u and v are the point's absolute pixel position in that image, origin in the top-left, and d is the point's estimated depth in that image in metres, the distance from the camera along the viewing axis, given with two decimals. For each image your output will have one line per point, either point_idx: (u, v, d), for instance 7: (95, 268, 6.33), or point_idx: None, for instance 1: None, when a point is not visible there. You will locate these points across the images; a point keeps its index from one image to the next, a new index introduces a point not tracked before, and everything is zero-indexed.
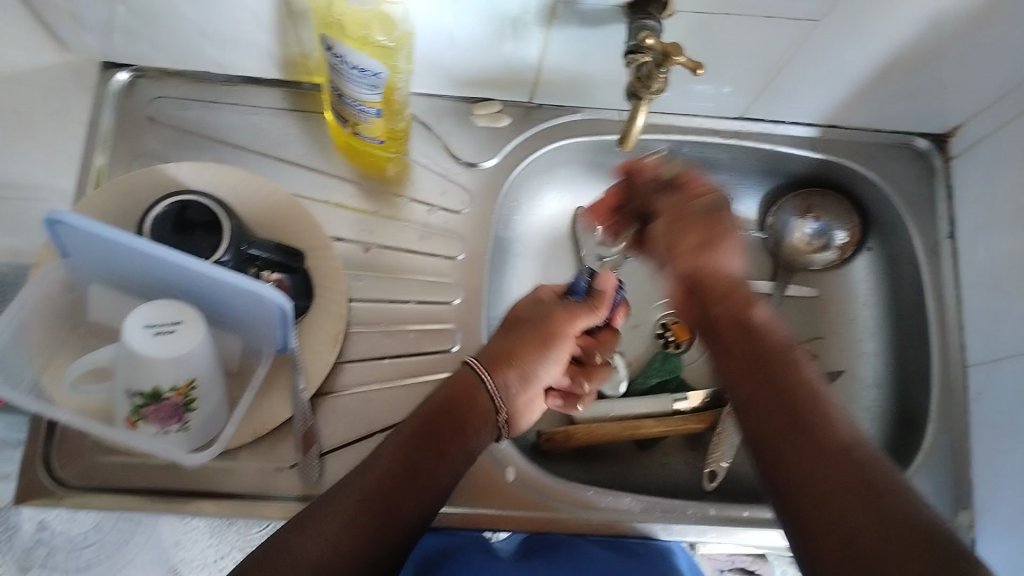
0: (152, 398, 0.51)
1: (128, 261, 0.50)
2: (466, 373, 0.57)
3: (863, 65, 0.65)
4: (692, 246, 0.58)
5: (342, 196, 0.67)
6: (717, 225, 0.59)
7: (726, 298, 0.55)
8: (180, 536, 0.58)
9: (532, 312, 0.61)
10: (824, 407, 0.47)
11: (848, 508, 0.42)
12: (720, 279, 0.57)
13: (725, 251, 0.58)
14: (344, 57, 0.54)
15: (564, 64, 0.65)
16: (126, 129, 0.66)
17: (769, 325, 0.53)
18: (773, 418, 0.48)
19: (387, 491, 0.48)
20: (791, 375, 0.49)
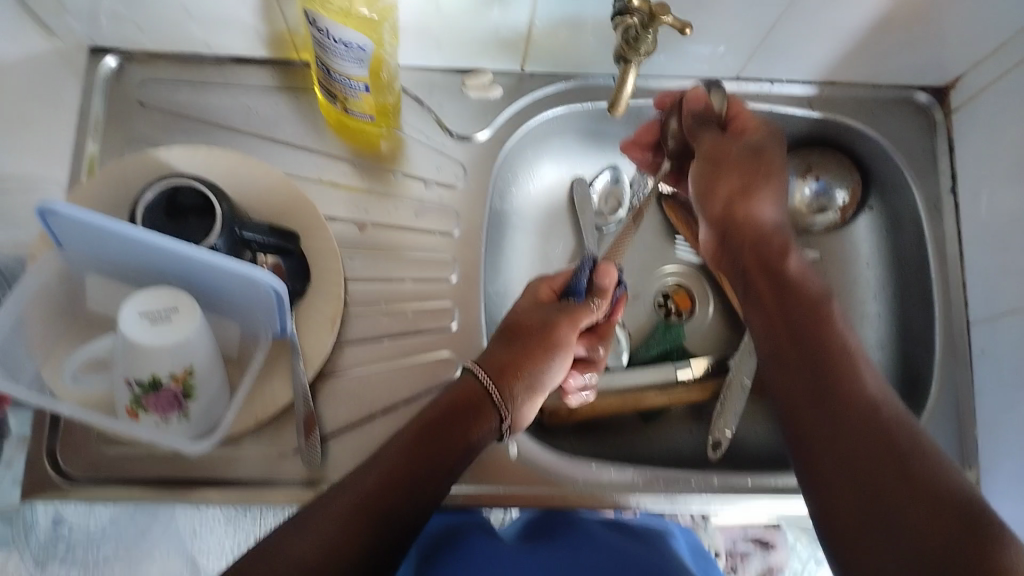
0: (150, 387, 0.49)
1: (119, 249, 0.50)
2: (474, 385, 0.55)
3: (861, 18, 0.64)
4: (728, 191, 0.62)
5: (336, 174, 0.66)
6: (763, 166, 0.62)
7: (755, 244, 0.61)
8: (196, 526, 0.63)
9: (536, 320, 0.59)
10: (855, 373, 0.52)
11: (873, 474, 0.46)
12: (757, 229, 0.61)
13: (762, 198, 0.61)
14: (327, 31, 0.52)
15: (556, 30, 0.63)
16: (116, 115, 0.65)
17: (803, 275, 0.59)
18: (802, 379, 0.53)
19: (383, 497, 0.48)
20: (823, 336, 0.54)
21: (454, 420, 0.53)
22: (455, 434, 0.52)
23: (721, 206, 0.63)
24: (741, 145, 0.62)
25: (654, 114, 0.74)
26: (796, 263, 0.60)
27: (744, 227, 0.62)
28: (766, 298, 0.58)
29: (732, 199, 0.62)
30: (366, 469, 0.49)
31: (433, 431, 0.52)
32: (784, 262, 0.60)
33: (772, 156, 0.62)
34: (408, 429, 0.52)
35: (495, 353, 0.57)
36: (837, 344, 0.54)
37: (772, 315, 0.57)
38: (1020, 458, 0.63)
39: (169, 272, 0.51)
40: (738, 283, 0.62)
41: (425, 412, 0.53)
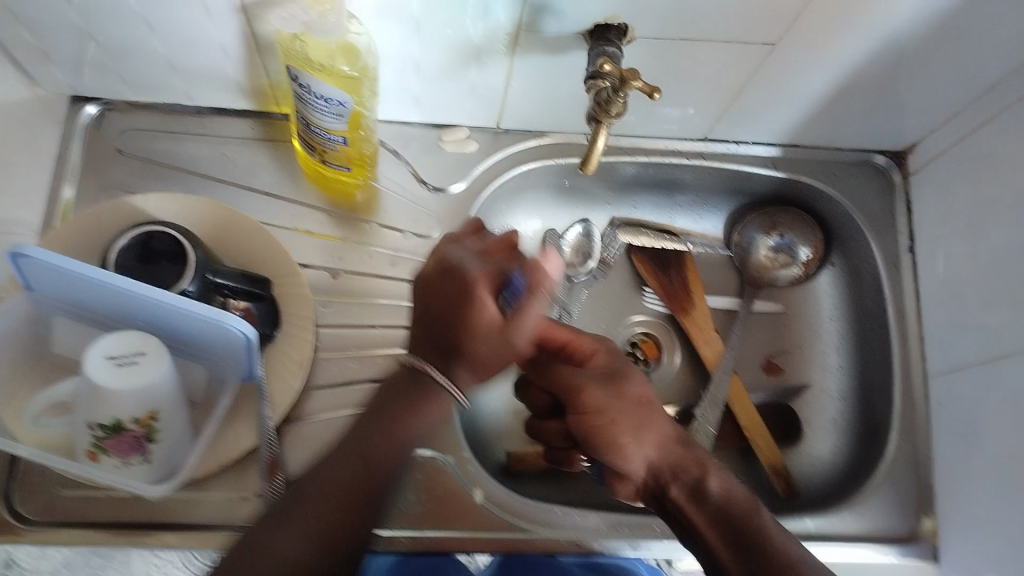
0: (113, 429, 0.50)
1: (93, 295, 0.51)
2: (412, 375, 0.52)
3: (820, 85, 0.67)
4: (617, 416, 0.56)
5: (311, 223, 0.67)
6: (636, 403, 0.57)
7: (660, 457, 0.56)
8: None
9: (442, 301, 0.51)
10: (788, 562, 0.50)
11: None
12: (643, 429, 0.56)
13: (628, 448, 0.56)
14: (309, 87, 0.53)
15: (529, 90, 0.66)
16: (95, 161, 0.66)
17: (728, 493, 0.54)
18: (704, 523, 0.53)
19: (342, 501, 0.48)
20: (755, 534, 0.52)
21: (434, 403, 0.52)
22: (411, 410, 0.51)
23: (609, 429, 0.56)
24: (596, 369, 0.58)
25: (624, 171, 0.76)
26: (719, 485, 0.55)
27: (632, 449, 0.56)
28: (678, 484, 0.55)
29: (612, 432, 0.56)
30: (304, 504, 0.48)
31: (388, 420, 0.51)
32: (708, 487, 0.55)
33: (628, 374, 0.58)
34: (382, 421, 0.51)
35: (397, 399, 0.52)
36: (720, 479, 0.56)
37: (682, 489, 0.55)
38: (970, 515, 0.65)
39: (139, 318, 0.52)
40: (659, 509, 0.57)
41: (351, 456, 0.50)
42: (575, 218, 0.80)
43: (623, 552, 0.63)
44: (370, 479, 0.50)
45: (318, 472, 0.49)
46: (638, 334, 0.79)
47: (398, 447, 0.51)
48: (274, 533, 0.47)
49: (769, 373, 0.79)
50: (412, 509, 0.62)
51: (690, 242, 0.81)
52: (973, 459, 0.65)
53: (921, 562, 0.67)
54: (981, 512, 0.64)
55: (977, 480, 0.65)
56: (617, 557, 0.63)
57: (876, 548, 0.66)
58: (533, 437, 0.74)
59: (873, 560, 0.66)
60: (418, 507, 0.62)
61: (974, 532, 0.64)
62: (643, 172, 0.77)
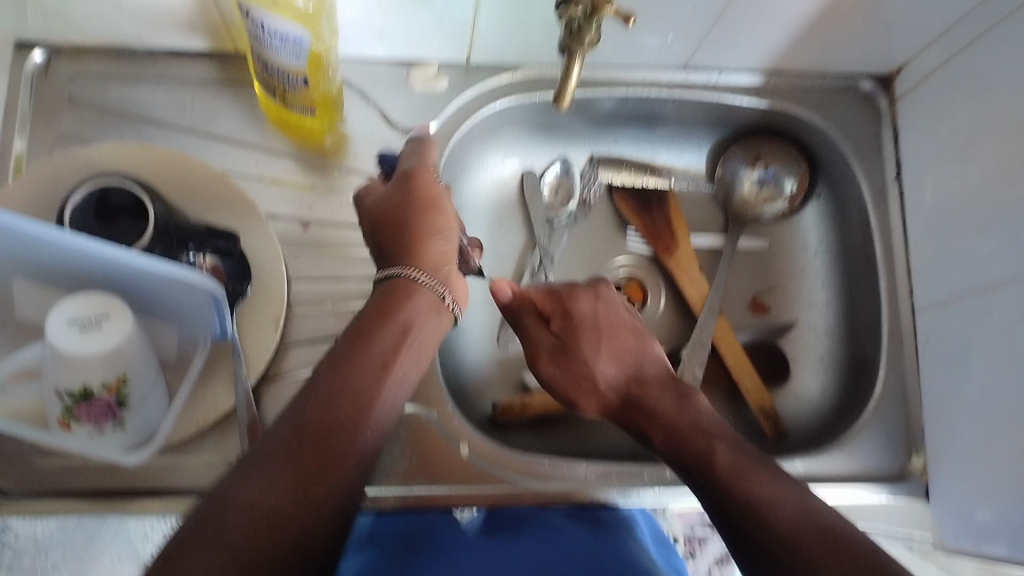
0: (82, 397, 0.47)
1: (43, 264, 0.47)
2: (400, 285, 0.52)
3: (807, 7, 0.63)
4: (576, 357, 0.60)
5: (278, 171, 0.64)
6: (581, 345, 0.60)
7: (616, 387, 0.58)
8: (146, 530, 0.62)
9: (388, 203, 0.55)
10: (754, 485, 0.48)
11: (797, 537, 0.45)
12: (602, 373, 0.59)
13: (583, 403, 0.60)
14: (262, 22, 0.50)
15: (502, 20, 0.62)
16: (42, 111, 0.62)
17: (682, 427, 0.54)
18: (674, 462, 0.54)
19: (323, 424, 0.44)
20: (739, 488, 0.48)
21: (412, 311, 0.52)
22: (393, 342, 0.50)
23: (576, 374, 0.60)
24: (554, 329, 0.61)
25: (603, 105, 0.73)
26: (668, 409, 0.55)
27: (585, 392, 0.59)
28: (642, 422, 0.56)
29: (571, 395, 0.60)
30: (283, 456, 0.42)
31: (373, 361, 0.48)
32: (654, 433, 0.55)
33: (580, 323, 0.60)
34: (368, 356, 0.48)
35: (372, 317, 0.50)
36: (700, 422, 0.54)
37: (649, 427, 0.56)
38: (960, 445, 0.64)
39: (98, 280, 0.49)
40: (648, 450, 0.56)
41: (309, 409, 0.45)
42: (552, 156, 0.77)
43: (615, 501, 0.63)
44: (351, 413, 0.45)
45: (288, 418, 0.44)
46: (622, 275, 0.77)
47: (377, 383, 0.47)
48: (248, 482, 0.41)
49: (755, 311, 0.78)
50: (400, 465, 0.61)
51: (672, 178, 0.78)
52: (964, 389, 0.65)
53: (909, 501, 0.67)
54: (970, 443, 0.63)
55: (967, 409, 0.64)
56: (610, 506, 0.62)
57: (867, 489, 0.66)
58: (519, 384, 0.73)
59: (864, 499, 0.66)
60: (406, 463, 0.61)
61: (965, 462, 0.64)
62: (623, 106, 0.74)
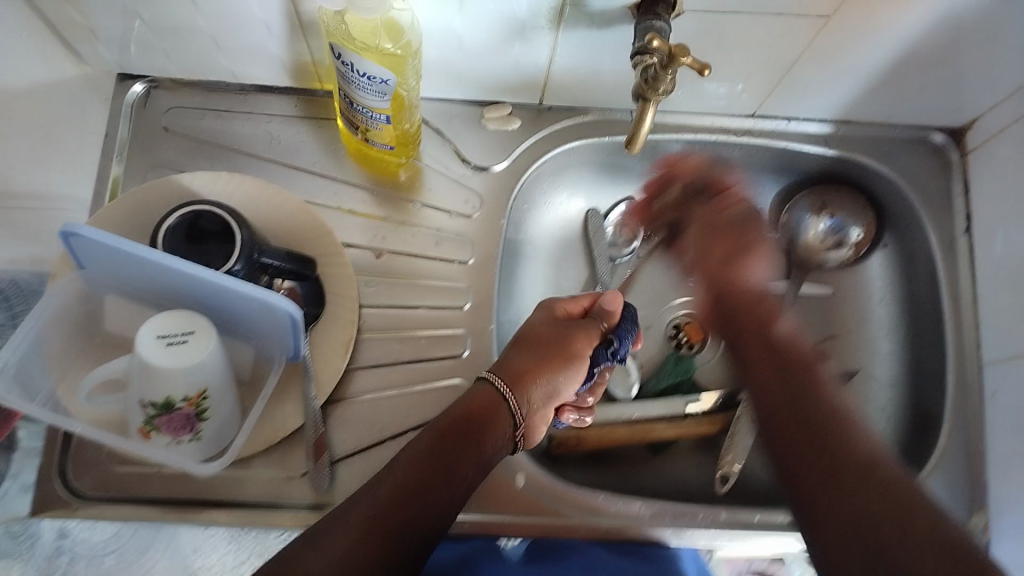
0: (164, 408, 0.50)
1: (144, 273, 0.52)
2: (487, 390, 0.57)
3: (876, 58, 0.63)
4: (720, 257, 0.67)
5: (354, 202, 0.67)
6: (745, 237, 0.68)
7: (748, 311, 0.63)
8: (200, 543, 0.58)
9: (553, 331, 0.62)
10: (848, 423, 0.51)
11: (870, 476, 0.47)
12: (747, 290, 0.65)
13: (747, 264, 0.66)
14: (351, 64, 0.52)
15: (574, 66, 0.63)
16: (140, 139, 0.66)
17: (791, 339, 0.60)
18: (783, 432, 0.53)
19: (404, 501, 0.48)
20: (811, 385, 0.54)
21: (493, 425, 0.55)
22: (478, 437, 0.54)
23: (719, 264, 0.67)
24: (727, 214, 0.69)
25: (670, 149, 0.75)
26: (785, 328, 0.61)
27: (714, 270, 0.67)
28: (766, 368, 0.58)
29: (707, 255, 0.68)
30: (352, 525, 0.46)
31: (471, 438, 0.54)
32: (773, 328, 0.61)
33: (756, 224, 0.69)
34: (461, 433, 0.53)
35: (461, 408, 0.56)
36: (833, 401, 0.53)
37: (773, 384, 0.56)
38: None
39: (189, 295, 0.53)
40: (758, 400, 0.57)
41: (415, 446, 0.52)
42: (618, 197, 0.79)
43: (668, 541, 0.63)
44: (444, 466, 0.51)
45: (381, 475, 0.50)
46: (682, 317, 0.78)
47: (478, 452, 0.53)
48: (319, 546, 0.45)
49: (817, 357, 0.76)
50: None
51: None
52: None
53: None
54: None
55: None
56: (662, 545, 0.62)
57: None
58: None
59: None
60: None
61: None
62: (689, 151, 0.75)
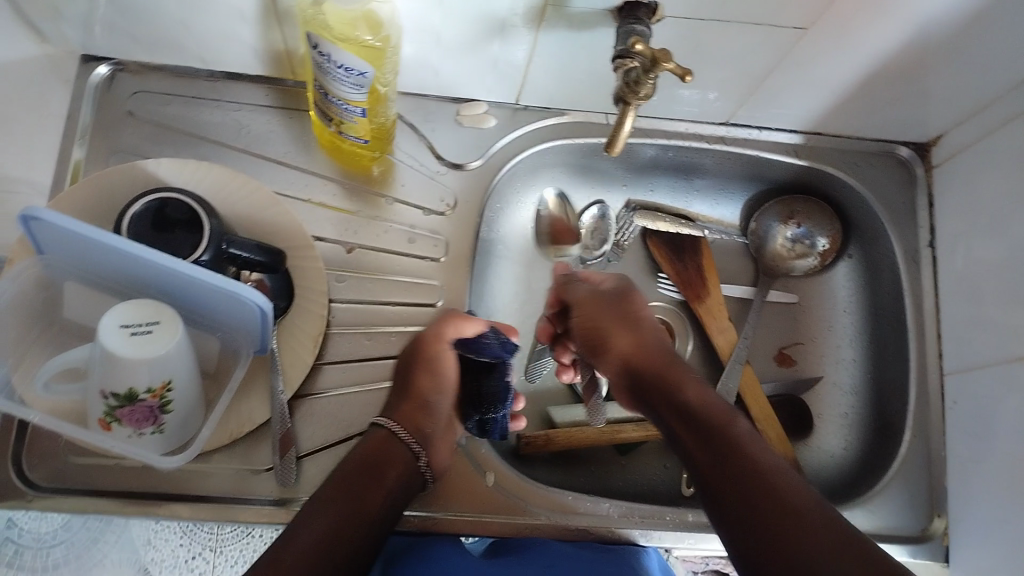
0: (127, 399, 0.49)
1: (109, 261, 0.51)
2: (382, 435, 0.57)
3: (850, 73, 0.64)
4: (615, 337, 0.64)
5: (325, 195, 0.66)
6: (632, 309, 0.65)
7: (661, 384, 0.60)
8: (152, 537, 0.62)
9: (426, 359, 0.61)
10: (774, 472, 0.51)
11: (814, 531, 0.47)
12: (654, 359, 0.62)
13: (620, 334, 0.64)
14: (329, 56, 0.52)
15: (552, 68, 0.63)
16: (105, 124, 0.64)
17: (703, 400, 0.58)
18: (754, 538, 0.49)
19: (345, 519, 0.51)
20: (734, 445, 0.53)
21: (393, 462, 0.56)
22: (387, 475, 0.55)
23: (623, 359, 0.63)
24: (609, 292, 0.66)
25: (643, 153, 0.75)
26: (694, 391, 0.59)
27: (643, 363, 0.62)
28: (695, 449, 0.55)
29: (603, 331, 0.64)
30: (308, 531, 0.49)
31: (376, 470, 0.55)
32: (682, 395, 0.59)
33: (641, 312, 0.65)
34: (378, 472, 0.55)
35: (365, 449, 0.57)
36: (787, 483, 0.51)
37: (714, 474, 0.53)
38: (985, 515, 0.64)
39: (154, 285, 0.52)
40: (708, 502, 0.53)
41: (336, 475, 0.54)
42: (589, 199, 0.79)
43: (636, 541, 0.63)
44: (366, 487, 0.53)
45: (310, 503, 0.52)
46: None
47: (394, 479, 0.55)
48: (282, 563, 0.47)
49: (781, 364, 0.78)
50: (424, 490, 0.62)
51: (705, 228, 0.79)
52: (987, 459, 0.65)
53: (928, 562, 0.67)
54: (992, 513, 0.63)
55: (992, 480, 0.64)
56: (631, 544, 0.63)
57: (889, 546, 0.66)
58: (542, 421, 0.74)
59: None
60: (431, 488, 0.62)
61: (986, 533, 0.63)
62: (662, 155, 0.75)
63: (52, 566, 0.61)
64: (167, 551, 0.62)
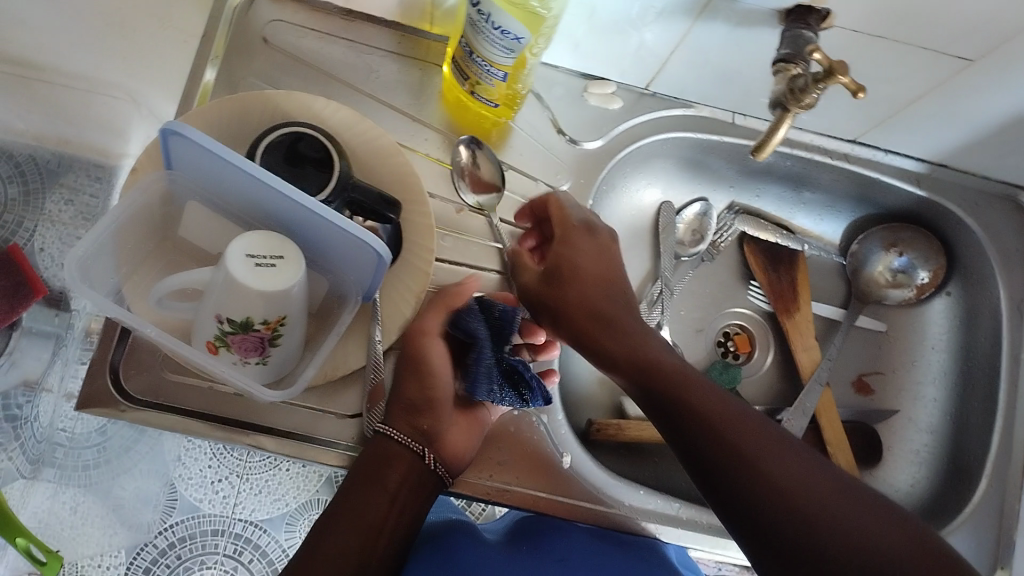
0: (241, 327, 0.49)
1: (238, 187, 0.51)
2: (377, 443, 0.53)
3: (1000, 112, 0.62)
4: (580, 292, 0.54)
5: (442, 152, 0.66)
6: (590, 245, 0.56)
7: (598, 337, 0.53)
8: (181, 454, 0.82)
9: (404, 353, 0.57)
10: (752, 432, 0.47)
11: (787, 482, 0.45)
12: (585, 305, 0.53)
13: (587, 285, 0.54)
14: (489, 17, 0.51)
15: (697, 60, 0.62)
16: (237, 47, 0.64)
17: (678, 374, 0.50)
18: (728, 499, 0.47)
19: (362, 523, 0.51)
20: (708, 417, 0.48)
21: (390, 465, 0.53)
22: (388, 476, 0.52)
23: (587, 314, 0.53)
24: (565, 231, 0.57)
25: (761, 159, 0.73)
26: (684, 374, 0.50)
27: (578, 312, 0.54)
28: (670, 424, 0.50)
29: (568, 294, 0.54)
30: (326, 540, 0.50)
31: (378, 471, 0.52)
32: (656, 367, 0.51)
33: (589, 239, 0.57)
34: (378, 473, 0.52)
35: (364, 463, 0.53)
36: (766, 437, 0.47)
37: (704, 445, 0.48)
38: None
39: (278, 217, 0.52)
40: (693, 466, 0.48)
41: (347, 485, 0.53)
42: (693, 196, 0.78)
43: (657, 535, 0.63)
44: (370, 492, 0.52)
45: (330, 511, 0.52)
46: (733, 325, 0.78)
47: (402, 476, 0.53)
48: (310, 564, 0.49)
49: (858, 391, 0.78)
50: (502, 462, 0.61)
51: (805, 242, 0.78)
52: None
53: None
54: None
55: None
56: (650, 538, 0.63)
57: None
58: (614, 410, 0.74)
59: None
60: (509, 460, 0.61)
61: None
62: (779, 163, 0.74)
63: (86, 465, 0.77)
64: (194, 467, 0.81)
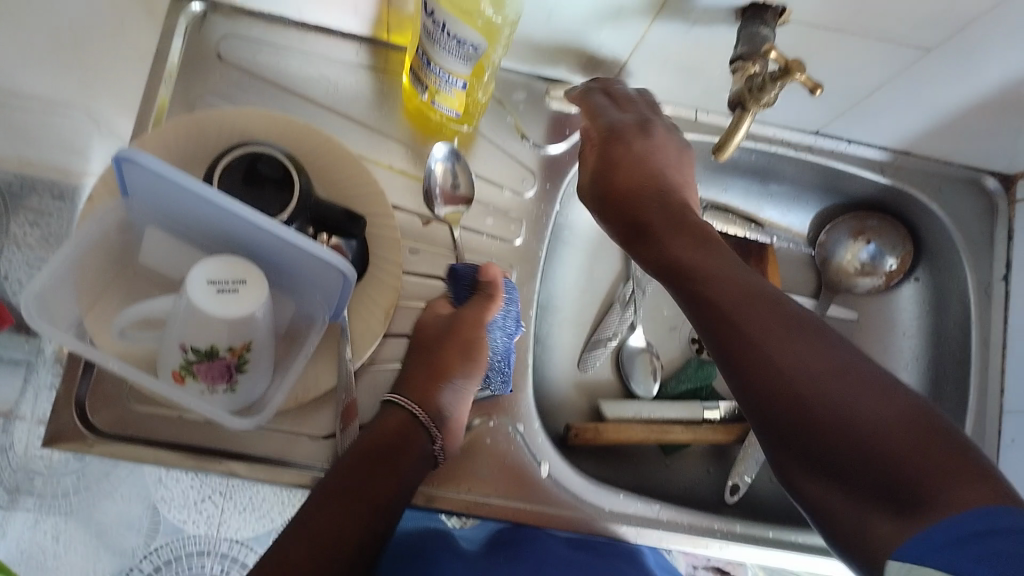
0: (206, 355, 0.48)
1: (196, 212, 0.50)
2: (401, 415, 0.53)
3: (960, 98, 0.62)
4: (625, 188, 0.55)
5: (405, 163, 0.65)
6: (638, 143, 0.57)
7: (637, 225, 0.53)
8: (161, 478, 0.74)
9: (437, 332, 0.58)
10: (755, 297, 0.43)
11: (784, 352, 0.41)
12: (634, 200, 0.54)
13: (636, 172, 0.55)
14: (444, 27, 0.50)
15: (657, 60, 0.62)
16: (191, 66, 0.63)
17: (693, 252, 0.48)
18: (725, 360, 0.43)
19: (357, 488, 0.48)
20: (705, 279, 0.45)
21: (409, 444, 0.52)
22: (404, 452, 0.51)
23: (627, 218, 0.54)
24: (618, 128, 0.58)
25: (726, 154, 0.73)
26: (693, 246, 0.48)
27: (625, 207, 0.54)
28: (679, 277, 0.47)
29: (621, 191, 0.55)
30: (327, 506, 0.47)
31: (395, 442, 0.51)
32: (671, 252, 0.49)
33: (636, 139, 0.57)
34: (401, 445, 0.51)
35: (381, 429, 0.52)
36: (785, 317, 0.42)
37: (704, 303, 0.45)
38: None
39: (238, 242, 0.51)
40: (699, 327, 0.45)
41: (353, 452, 0.50)
42: None
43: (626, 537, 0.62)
44: (381, 472, 0.49)
45: (324, 479, 0.49)
46: None
47: (412, 458, 0.51)
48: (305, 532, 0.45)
49: None
50: (481, 475, 0.60)
51: (774, 235, 0.79)
52: None
53: None
54: None
55: None
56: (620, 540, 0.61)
57: None
58: (592, 412, 0.73)
59: None
60: (487, 473, 0.60)
61: None
62: (745, 157, 0.74)
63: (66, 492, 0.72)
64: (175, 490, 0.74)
